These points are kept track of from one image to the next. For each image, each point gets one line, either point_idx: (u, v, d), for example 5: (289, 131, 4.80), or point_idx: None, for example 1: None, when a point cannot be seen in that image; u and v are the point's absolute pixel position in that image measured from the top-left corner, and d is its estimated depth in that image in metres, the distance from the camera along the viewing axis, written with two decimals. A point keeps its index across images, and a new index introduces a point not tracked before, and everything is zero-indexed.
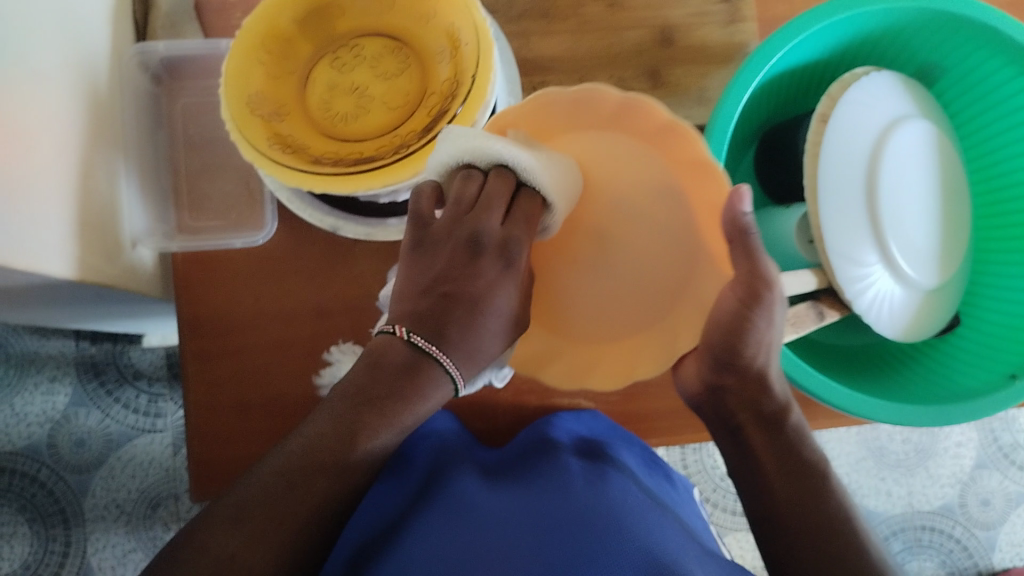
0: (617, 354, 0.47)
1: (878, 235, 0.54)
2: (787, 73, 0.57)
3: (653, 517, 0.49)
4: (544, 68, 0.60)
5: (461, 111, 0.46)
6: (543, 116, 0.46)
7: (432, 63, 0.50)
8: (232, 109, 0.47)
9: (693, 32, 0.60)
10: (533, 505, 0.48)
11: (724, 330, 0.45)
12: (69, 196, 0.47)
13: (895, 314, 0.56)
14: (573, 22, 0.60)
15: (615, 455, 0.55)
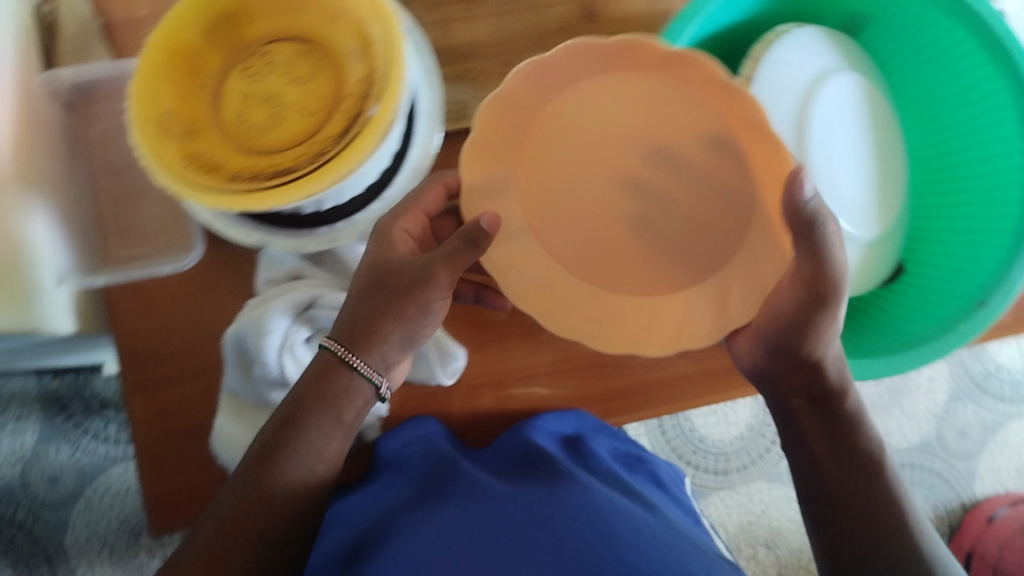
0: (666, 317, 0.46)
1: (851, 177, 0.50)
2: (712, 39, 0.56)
3: (644, 517, 0.49)
4: (466, 55, 0.58)
5: (378, 109, 0.46)
6: (547, 82, 0.46)
7: (343, 62, 0.49)
8: (143, 137, 0.46)
9: (615, 3, 0.59)
10: (523, 505, 0.49)
11: (786, 325, 0.47)
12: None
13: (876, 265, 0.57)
14: (493, 5, 0.58)
15: (596, 455, 0.57)
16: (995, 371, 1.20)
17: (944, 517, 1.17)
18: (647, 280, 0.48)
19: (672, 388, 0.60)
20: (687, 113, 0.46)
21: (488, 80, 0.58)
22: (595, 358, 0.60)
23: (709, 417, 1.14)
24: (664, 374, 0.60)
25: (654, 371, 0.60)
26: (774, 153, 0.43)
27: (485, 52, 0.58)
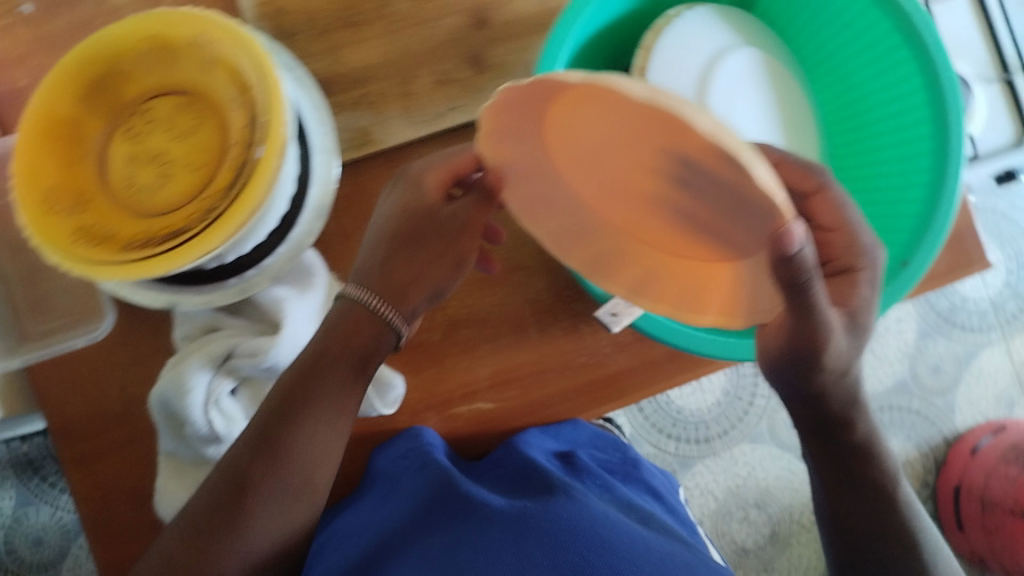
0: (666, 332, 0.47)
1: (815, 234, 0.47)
2: (600, 34, 0.55)
3: (637, 533, 0.49)
4: (361, 79, 0.57)
5: (264, 153, 0.45)
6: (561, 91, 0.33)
7: (224, 112, 0.48)
8: (32, 220, 0.45)
9: (506, 6, 0.58)
10: (529, 507, 0.49)
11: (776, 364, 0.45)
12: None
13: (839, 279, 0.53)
14: (382, 24, 0.57)
15: (589, 471, 0.58)
16: (961, 303, 1.21)
17: (928, 454, 1.19)
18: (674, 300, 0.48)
19: (613, 381, 0.60)
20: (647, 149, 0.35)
21: (386, 103, 0.57)
22: (536, 365, 0.60)
23: (685, 389, 1.14)
24: (605, 372, 0.60)
25: (594, 371, 0.60)
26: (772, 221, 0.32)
27: (380, 74, 0.57)
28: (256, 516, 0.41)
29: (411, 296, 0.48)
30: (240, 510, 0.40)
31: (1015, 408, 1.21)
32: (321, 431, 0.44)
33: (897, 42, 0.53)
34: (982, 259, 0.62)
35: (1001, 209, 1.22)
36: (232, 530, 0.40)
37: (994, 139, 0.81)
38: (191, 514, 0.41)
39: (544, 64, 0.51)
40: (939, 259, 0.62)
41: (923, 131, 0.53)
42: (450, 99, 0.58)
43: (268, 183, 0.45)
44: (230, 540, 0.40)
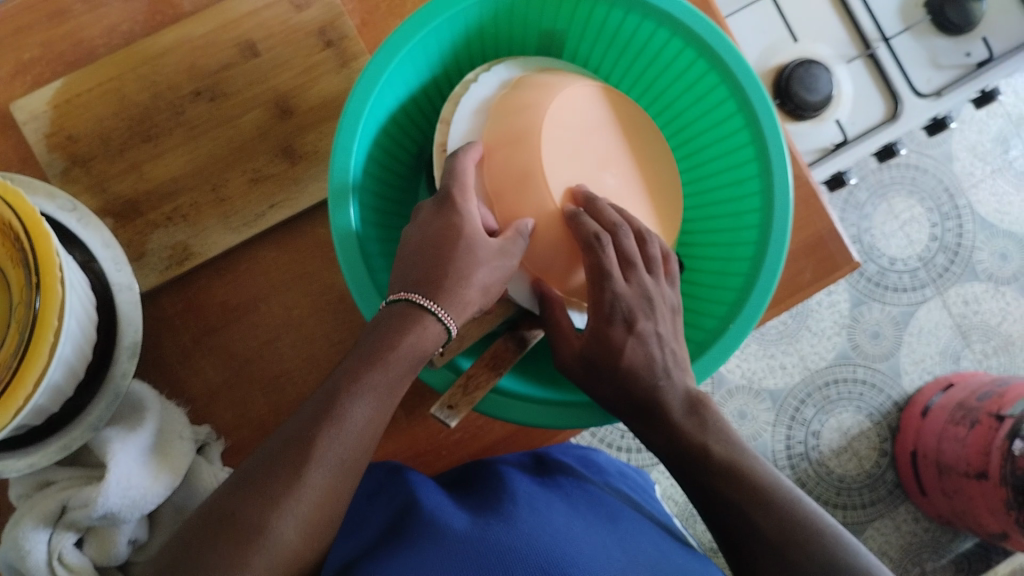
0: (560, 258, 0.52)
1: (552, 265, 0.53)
2: (399, 114, 0.54)
3: (609, 527, 0.51)
4: (171, 192, 0.55)
5: (40, 304, 0.42)
6: (547, 141, 0.51)
7: (5, 272, 0.46)
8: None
9: (308, 92, 0.57)
10: (495, 542, 0.45)
11: (587, 344, 0.49)
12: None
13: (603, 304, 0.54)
14: (182, 132, 0.55)
15: (559, 458, 0.60)
16: (890, 265, 1.20)
17: (880, 422, 1.18)
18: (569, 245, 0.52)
19: (497, 449, 0.61)
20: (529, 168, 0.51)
21: (203, 210, 0.55)
22: (411, 447, 0.59)
23: None
24: (482, 443, 0.60)
25: (475, 442, 0.60)
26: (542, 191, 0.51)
27: (190, 183, 0.55)
28: (286, 499, 0.36)
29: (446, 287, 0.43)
30: (283, 479, 0.36)
31: (961, 361, 1.20)
32: (360, 434, 0.39)
33: (704, 70, 0.53)
34: (849, 263, 0.61)
35: (914, 163, 1.21)
36: (271, 498, 0.36)
37: (865, 118, 0.81)
38: (233, 487, 0.37)
39: (339, 158, 0.48)
40: (806, 269, 0.61)
41: (748, 152, 0.53)
42: (269, 196, 0.56)
43: (48, 345, 0.42)
44: (273, 506, 0.35)
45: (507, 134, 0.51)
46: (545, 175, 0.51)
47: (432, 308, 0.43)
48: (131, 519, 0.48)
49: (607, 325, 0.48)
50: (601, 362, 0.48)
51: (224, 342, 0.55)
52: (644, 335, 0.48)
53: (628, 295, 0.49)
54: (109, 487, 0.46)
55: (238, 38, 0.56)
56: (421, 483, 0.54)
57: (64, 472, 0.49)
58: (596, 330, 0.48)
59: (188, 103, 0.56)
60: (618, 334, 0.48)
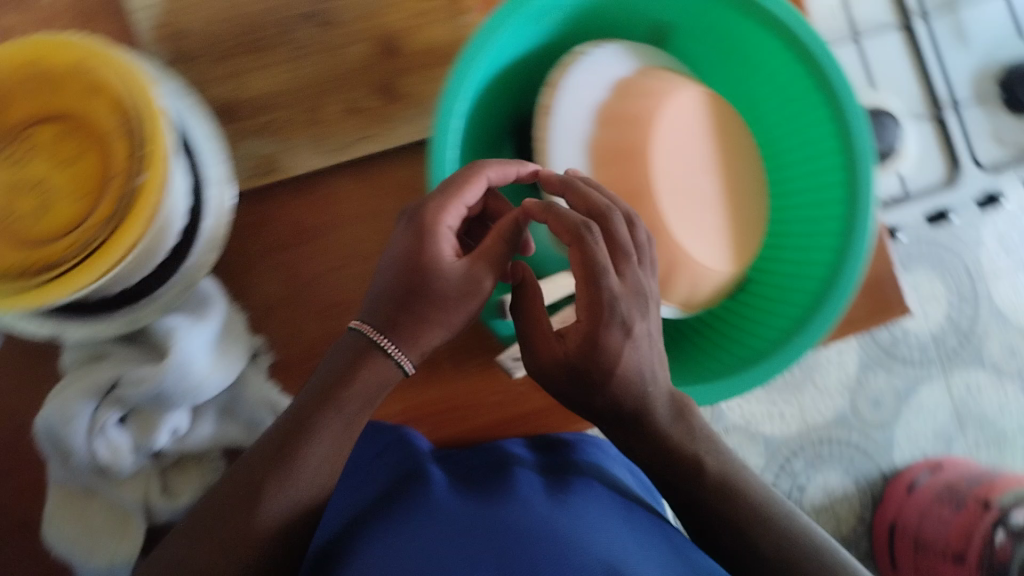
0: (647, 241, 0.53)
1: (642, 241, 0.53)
2: (507, 72, 0.55)
3: (617, 500, 0.52)
4: (267, 106, 0.56)
5: (147, 177, 0.44)
6: (659, 130, 0.52)
7: (103, 137, 0.46)
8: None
9: (416, 35, 0.57)
10: (495, 516, 0.46)
11: (574, 351, 0.44)
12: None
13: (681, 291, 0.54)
14: (288, 50, 0.56)
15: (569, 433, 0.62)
16: (902, 337, 1.21)
17: (865, 489, 1.19)
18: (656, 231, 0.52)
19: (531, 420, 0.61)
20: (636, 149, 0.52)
21: (293, 129, 0.56)
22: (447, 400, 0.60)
23: None
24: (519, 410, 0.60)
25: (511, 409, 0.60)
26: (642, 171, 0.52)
27: (287, 100, 0.56)
28: (259, 501, 0.41)
29: (413, 306, 0.44)
30: (262, 482, 0.41)
31: (953, 445, 1.22)
32: (334, 445, 0.43)
33: (806, 86, 0.54)
34: (900, 307, 0.62)
35: (944, 242, 1.23)
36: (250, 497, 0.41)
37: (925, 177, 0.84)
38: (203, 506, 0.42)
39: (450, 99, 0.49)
40: (858, 305, 0.62)
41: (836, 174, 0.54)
42: (362, 128, 0.57)
43: (103, 271, 0.42)
44: (253, 510, 0.41)
45: (617, 111, 0.53)
46: (651, 158, 0.51)
47: (375, 336, 0.44)
48: (182, 405, 0.50)
49: (599, 321, 0.43)
50: (589, 371, 0.44)
51: (290, 261, 0.56)
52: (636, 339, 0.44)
53: (618, 292, 0.44)
54: (176, 363, 0.47)
55: None
56: (418, 456, 0.54)
57: (119, 350, 0.49)
58: (590, 331, 0.43)
59: (299, 23, 0.56)
60: (614, 339, 0.43)
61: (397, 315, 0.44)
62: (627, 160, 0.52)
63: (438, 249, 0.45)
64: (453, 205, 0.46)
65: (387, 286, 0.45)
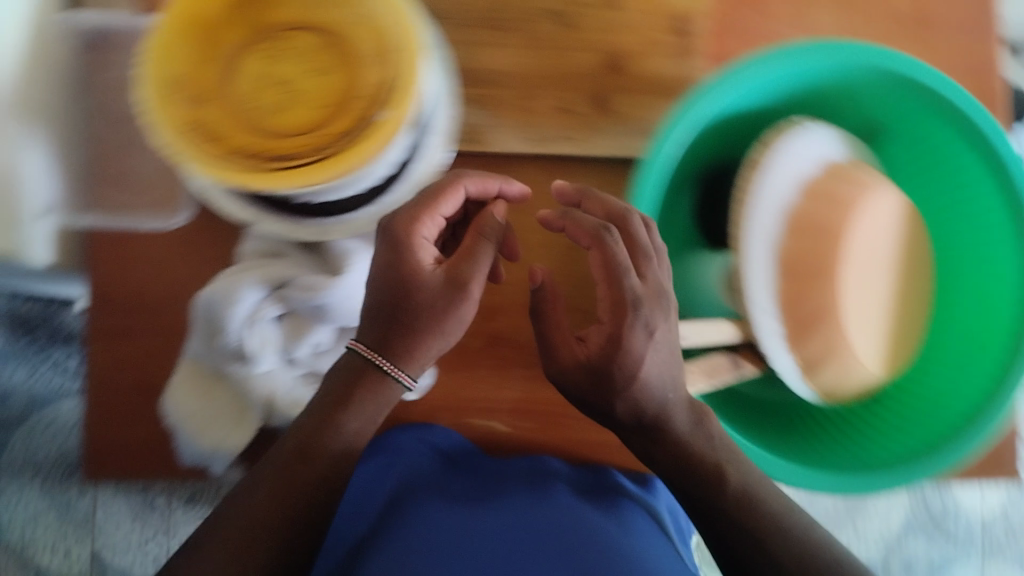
0: (815, 320, 0.53)
1: (808, 316, 0.53)
2: (722, 122, 0.56)
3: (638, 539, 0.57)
4: (486, 81, 0.57)
5: (391, 116, 0.47)
6: (858, 216, 0.53)
7: (356, 60, 0.48)
8: (150, 66, 0.47)
9: (643, 60, 0.58)
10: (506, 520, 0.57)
11: (603, 352, 0.45)
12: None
13: (823, 378, 0.54)
14: (522, 36, 0.57)
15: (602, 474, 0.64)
16: None
17: None
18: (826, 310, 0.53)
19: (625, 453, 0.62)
20: (835, 228, 0.53)
21: (500, 108, 0.58)
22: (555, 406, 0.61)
23: None
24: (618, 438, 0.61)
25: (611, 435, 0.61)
26: (833, 251, 0.53)
27: (506, 81, 0.57)
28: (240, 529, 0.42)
29: (428, 297, 0.46)
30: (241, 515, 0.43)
31: None
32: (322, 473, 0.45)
33: (1006, 224, 0.54)
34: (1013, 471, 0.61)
35: None
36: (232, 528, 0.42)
37: None
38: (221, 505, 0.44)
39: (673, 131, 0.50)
40: None
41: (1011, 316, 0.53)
42: (567, 127, 0.58)
43: (284, 187, 0.46)
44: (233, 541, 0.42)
45: (824, 190, 0.54)
46: (844, 241, 0.53)
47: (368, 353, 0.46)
48: (332, 322, 0.53)
49: (622, 318, 0.44)
50: (610, 373, 0.45)
51: None
52: (648, 346, 0.45)
53: (641, 292, 0.45)
54: (343, 282, 0.51)
55: None
56: (424, 457, 0.59)
57: (295, 253, 0.53)
58: (613, 333, 0.45)
59: (540, 15, 0.58)
60: (636, 342, 0.44)
61: (388, 332, 0.46)
62: (821, 236, 0.53)
63: (419, 258, 0.46)
64: (429, 214, 0.47)
65: (374, 296, 0.46)
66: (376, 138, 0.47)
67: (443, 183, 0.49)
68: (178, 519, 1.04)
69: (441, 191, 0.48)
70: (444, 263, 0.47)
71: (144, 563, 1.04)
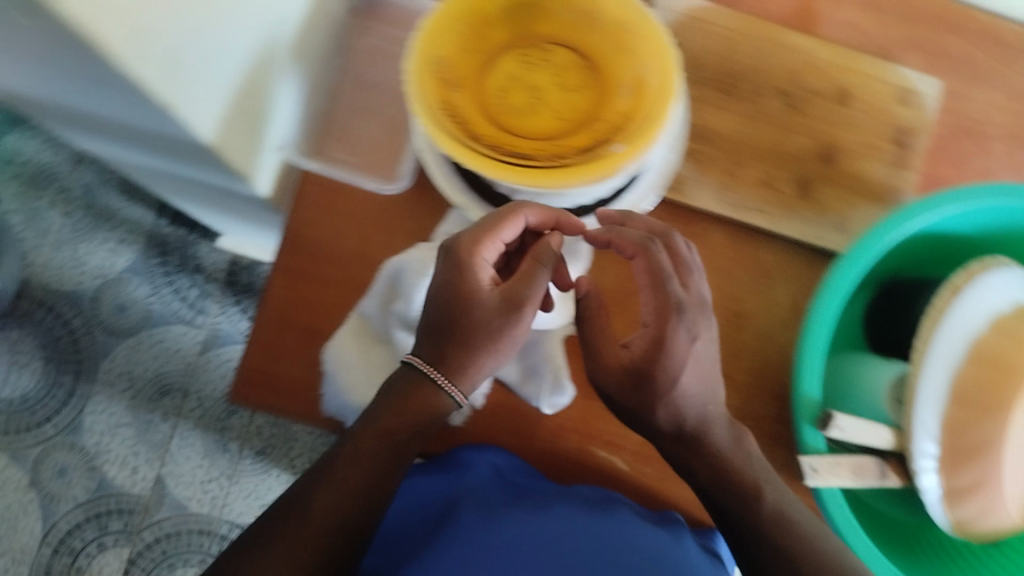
0: (973, 451, 0.52)
1: (969, 447, 0.52)
2: (916, 242, 0.58)
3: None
4: (705, 138, 0.59)
5: (624, 149, 0.48)
6: None
7: (607, 87, 0.51)
8: (429, 22, 0.49)
9: (857, 160, 0.59)
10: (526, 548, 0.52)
11: (647, 356, 0.48)
12: (254, 55, 0.42)
13: (964, 509, 0.54)
14: (749, 106, 0.59)
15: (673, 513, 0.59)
16: None
17: None
18: (987, 446, 0.52)
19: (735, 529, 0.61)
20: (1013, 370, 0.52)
21: (710, 167, 0.59)
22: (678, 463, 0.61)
23: None
24: None
25: None
26: (1009, 392, 0.52)
27: (723, 143, 0.59)
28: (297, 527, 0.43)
29: (491, 320, 0.48)
30: (299, 513, 0.43)
31: None
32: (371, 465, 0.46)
33: None
34: None
35: None
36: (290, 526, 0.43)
37: None
38: (282, 500, 0.45)
39: (872, 237, 0.53)
40: None
41: None
42: (765, 202, 0.59)
43: (510, 182, 0.47)
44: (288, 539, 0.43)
45: (1014, 331, 0.53)
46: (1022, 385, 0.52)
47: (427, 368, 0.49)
48: None
49: (665, 319, 0.48)
50: (651, 370, 0.48)
51: None
52: (692, 350, 0.48)
53: (685, 300, 0.48)
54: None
55: (847, 82, 0.60)
56: (490, 478, 0.57)
57: None
58: (654, 334, 0.48)
59: (773, 91, 0.59)
60: (679, 342, 0.47)
61: (446, 348, 0.48)
62: (1000, 373, 0.52)
63: (477, 279, 0.49)
64: (488, 237, 0.49)
65: (434, 315, 0.49)
66: (606, 166, 0.47)
67: (503, 213, 0.50)
68: (243, 469, 1.06)
69: (502, 220, 0.50)
70: (500, 285, 0.50)
71: (201, 500, 1.04)
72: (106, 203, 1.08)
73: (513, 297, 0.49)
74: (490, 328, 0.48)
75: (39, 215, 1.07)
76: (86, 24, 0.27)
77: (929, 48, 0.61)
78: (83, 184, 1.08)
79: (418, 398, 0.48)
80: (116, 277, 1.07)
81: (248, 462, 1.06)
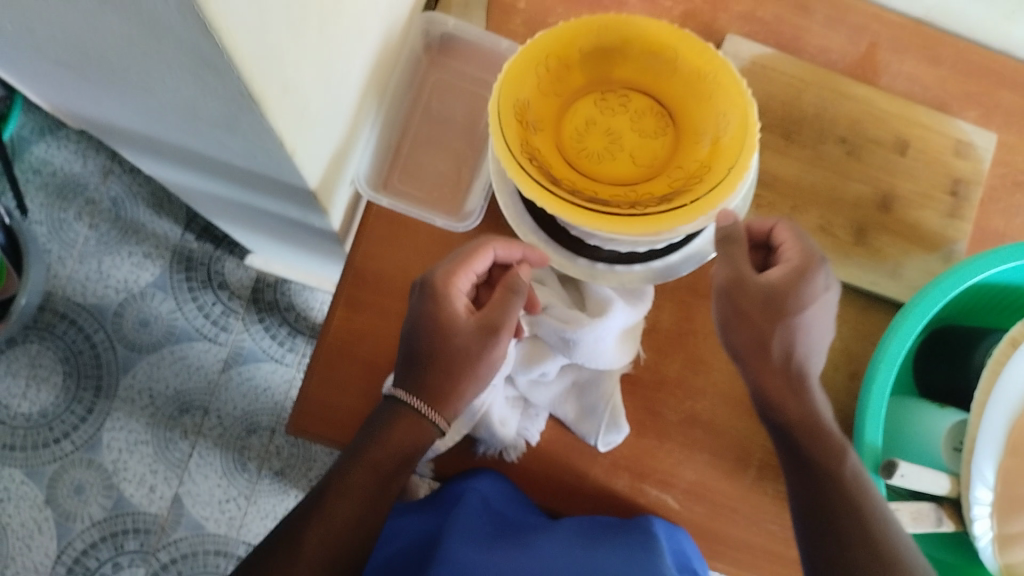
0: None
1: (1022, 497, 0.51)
2: (970, 292, 0.59)
3: None
4: (765, 183, 0.60)
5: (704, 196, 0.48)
6: None
7: (682, 135, 0.52)
8: (516, 63, 0.49)
9: (913, 209, 0.60)
10: None
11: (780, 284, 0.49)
12: (354, 100, 0.44)
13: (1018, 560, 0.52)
14: (808, 154, 0.61)
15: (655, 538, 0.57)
16: None
17: None
18: None
19: None
20: None
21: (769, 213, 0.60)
22: None
23: None
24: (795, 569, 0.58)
25: None
26: None
27: (782, 187, 0.60)
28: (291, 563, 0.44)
29: (469, 347, 0.49)
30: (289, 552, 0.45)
31: None
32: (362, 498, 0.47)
33: None
34: None
35: None
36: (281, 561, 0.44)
37: None
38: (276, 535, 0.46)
39: (930, 292, 0.54)
40: None
41: None
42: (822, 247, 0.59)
43: (585, 226, 0.46)
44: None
45: None
46: None
47: (412, 400, 0.48)
48: (573, 358, 0.55)
49: (810, 262, 0.50)
50: (787, 296, 0.49)
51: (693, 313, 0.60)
52: (823, 298, 0.49)
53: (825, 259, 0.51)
54: (603, 325, 0.54)
55: (902, 133, 0.61)
56: (476, 512, 0.54)
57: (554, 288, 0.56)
58: (797, 266, 0.50)
59: (832, 139, 0.61)
60: (818, 281, 0.49)
61: (428, 377, 0.48)
62: None
63: (453, 309, 0.49)
64: (462, 268, 0.50)
65: (412, 347, 0.49)
66: (685, 214, 0.47)
67: (474, 245, 0.51)
68: (262, 489, 1.04)
69: (473, 252, 0.51)
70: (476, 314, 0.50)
71: (218, 520, 1.02)
72: (133, 216, 1.08)
73: (492, 322, 0.49)
74: (468, 358, 0.48)
75: (65, 227, 1.06)
76: (253, 77, 0.28)
77: (984, 102, 0.64)
78: (111, 196, 1.08)
79: (401, 423, 0.48)
80: (141, 292, 1.06)
81: (265, 483, 1.04)
